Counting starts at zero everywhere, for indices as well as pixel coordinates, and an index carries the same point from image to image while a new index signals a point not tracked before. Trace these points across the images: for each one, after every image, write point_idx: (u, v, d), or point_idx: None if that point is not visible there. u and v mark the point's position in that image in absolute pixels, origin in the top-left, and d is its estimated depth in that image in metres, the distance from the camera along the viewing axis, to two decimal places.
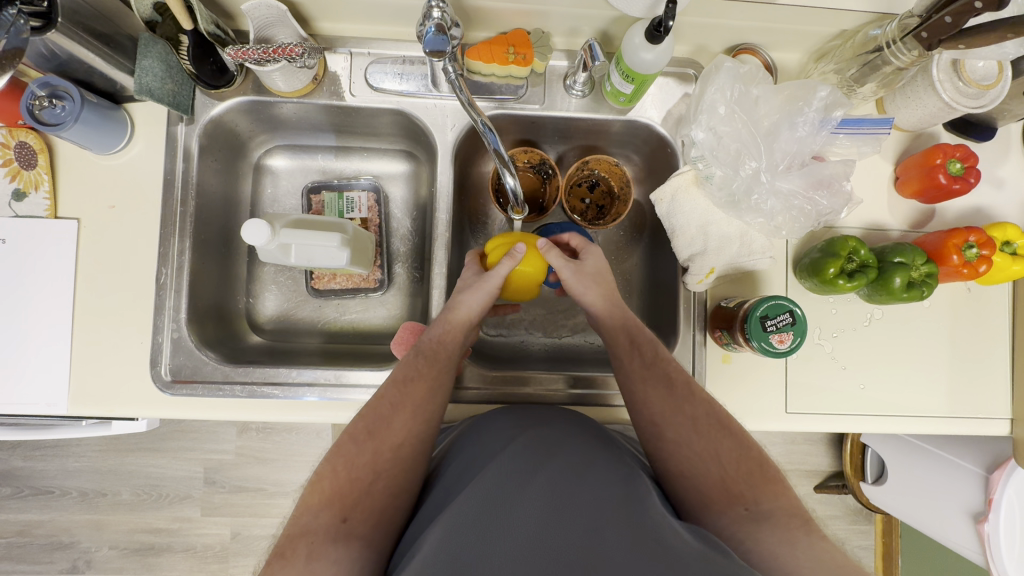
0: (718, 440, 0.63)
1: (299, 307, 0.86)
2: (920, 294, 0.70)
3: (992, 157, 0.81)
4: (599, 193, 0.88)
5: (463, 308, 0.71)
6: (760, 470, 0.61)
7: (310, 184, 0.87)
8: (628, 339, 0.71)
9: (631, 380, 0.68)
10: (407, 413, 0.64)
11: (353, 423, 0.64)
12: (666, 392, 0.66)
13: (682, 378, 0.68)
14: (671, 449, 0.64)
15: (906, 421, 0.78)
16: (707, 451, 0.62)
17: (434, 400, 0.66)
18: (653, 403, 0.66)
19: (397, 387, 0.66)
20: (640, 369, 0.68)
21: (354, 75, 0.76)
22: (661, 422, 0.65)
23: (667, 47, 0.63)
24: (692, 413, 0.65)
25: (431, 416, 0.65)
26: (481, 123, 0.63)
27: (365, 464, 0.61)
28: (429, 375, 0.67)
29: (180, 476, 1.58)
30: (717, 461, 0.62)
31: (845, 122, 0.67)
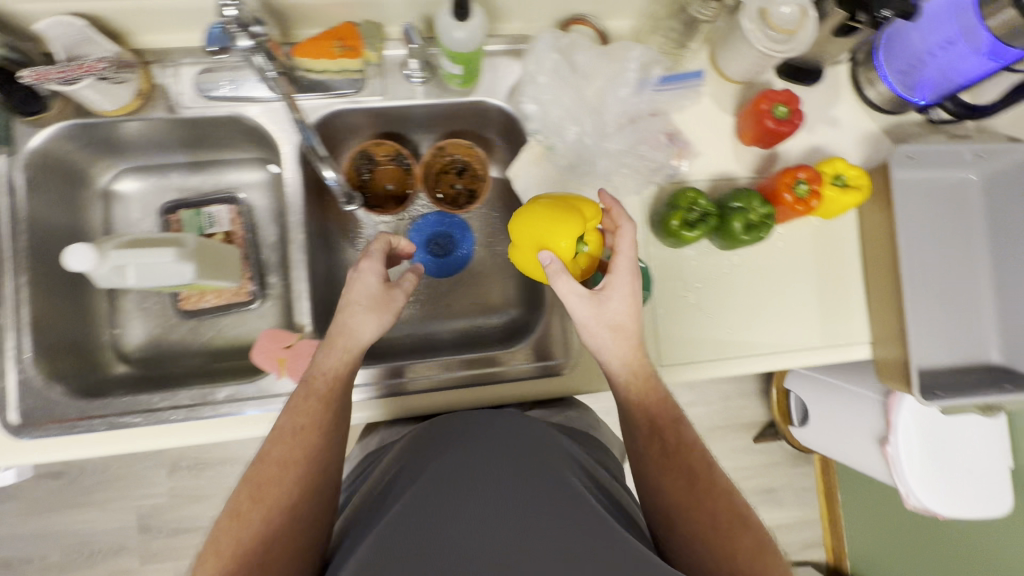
0: (737, 537, 0.57)
1: (170, 330, 0.83)
2: (761, 235, 0.72)
3: (824, 98, 0.86)
4: (468, 176, 0.87)
5: (359, 325, 0.67)
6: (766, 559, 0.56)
7: (165, 204, 0.84)
8: (648, 420, 0.65)
9: (647, 466, 0.63)
10: (297, 466, 0.59)
11: (240, 492, 0.59)
12: (688, 489, 0.61)
13: (710, 472, 0.62)
14: (683, 535, 0.58)
15: (778, 358, 0.81)
16: (721, 546, 0.57)
17: (326, 441, 0.62)
18: (669, 493, 0.61)
19: (286, 439, 0.61)
20: (659, 458, 0.63)
21: (183, 86, 0.74)
22: (676, 516, 0.59)
23: (478, 24, 0.64)
24: (710, 508, 0.59)
25: (326, 456, 0.62)
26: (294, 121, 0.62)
27: (254, 536, 0.55)
28: (319, 417, 0.62)
29: (110, 528, 1.51)
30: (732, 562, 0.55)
31: (664, 79, 0.69)
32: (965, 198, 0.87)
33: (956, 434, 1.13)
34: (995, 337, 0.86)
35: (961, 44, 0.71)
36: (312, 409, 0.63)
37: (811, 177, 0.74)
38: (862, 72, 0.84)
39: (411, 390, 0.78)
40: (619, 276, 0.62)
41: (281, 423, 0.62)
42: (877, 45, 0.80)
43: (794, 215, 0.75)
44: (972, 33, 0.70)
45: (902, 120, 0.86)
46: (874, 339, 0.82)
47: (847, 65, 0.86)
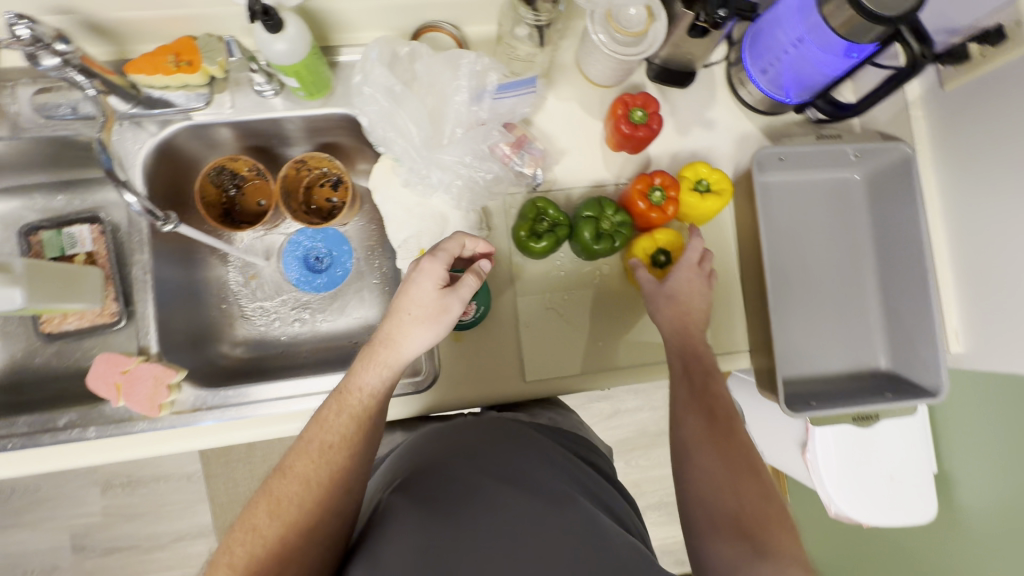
0: (740, 469, 0.60)
1: (33, 354, 0.82)
2: (613, 245, 0.70)
3: (700, 100, 0.83)
4: (342, 189, 0.86)
5: (403, 341, 0.62)
6: (761, 480, 0.60)
7: (28, 224, 0.83)
8: (683, 363, 0.69)
9: (675, 405, 0.67)
10: (319, 484, 0.57)
11: (259, 500, 0.57)
12: (707, 425, 0.64)
13: (729, 415, 0.65)
14: (690, 471, 0.61)
15: (655, 369, 0.77)
16: (729, 489, 0.59)
17: (357, 460, 0.59)
18: (688, 428, 0.64)
19: (309, 453, 0.59)
20: (687, 398, 0.66)
21: (21, 107, 0.72)
22: (692, 447, 0.63)
23: (297, 36, 0.63)
24: (729, 452, 0.61)
25: (353, 472, 0.59)
26: (96, 142, 0.61)
27: (271, 549, 0.54)
28: (347, 433, 0.60)
29: (44, 547, 1.50)
30: (736, 498, 0.58)
31: (502, 88, 0.67)
32: (847, 200, 0.84)
33: (874, 438, 1.09)
34: (881, 343, 0.83)
35: (810, 42, 0.69)
36: (341, 424, 0.60)
37: (667, 184, 0.72)
38: (734, 73, 0.81)
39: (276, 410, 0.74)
40: (676, 271, 0.71)
41: (309, 433, 0.60)
42: (744, 45, 0.78)
43: (651, 222, 0.73)
44: (818, 32, 0.67)
45: (781, 120, 0.83)
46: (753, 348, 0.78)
47: (723, 66, 0.83)
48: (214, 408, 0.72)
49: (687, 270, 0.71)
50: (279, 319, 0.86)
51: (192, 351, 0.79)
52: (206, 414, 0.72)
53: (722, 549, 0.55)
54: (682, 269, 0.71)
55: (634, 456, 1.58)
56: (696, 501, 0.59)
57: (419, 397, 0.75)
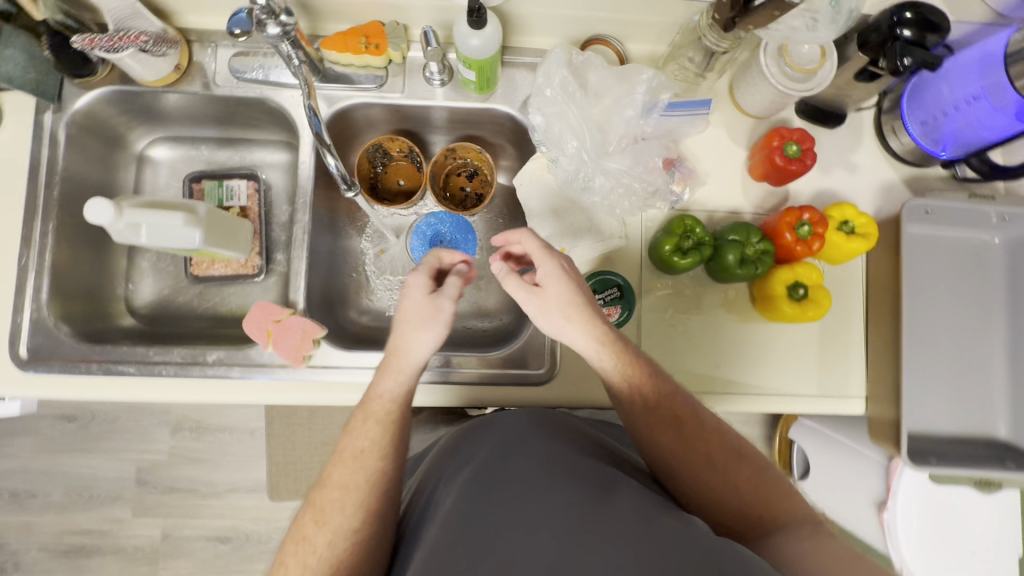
0: (758, 493, 0.59)
1: (178, 292, 0.88)
2: (755, 271, 0.72)
3: (846, 143, 0.84)
4: (478, 180, 0.89)
5: (409, 347, 0.64)
6: (781, 490, 0.60)
7: (192, 172, 0.89)
8: (641, 397, 0.61)
9: (641, 432, 0.62)
10: (359, 487, 0.61)
11: (309, 506, 0.61)
12: (682, 438, 0.61)
13: (694, 412, 0.62)
14: (693, 489, 0.60)
15: (768, 400, 0.78)
16: (725, 483, 0.60)
17: (389, 463, 0.63)
18: (671, 453, 0.61)
19: (344, 462, 0.62)
20: (648, 422, 0.61)
21: (219, 66, 0.79)
22: (680, 469, 0.61)
23: (492, 34, 0.67)
24: (708, 453, 0.61)
25: (390, 473, 0.62)
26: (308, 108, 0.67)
27: (328, 549, 0.58)
28: (377, 439, 0.63)
29: (112, 477, 1.58)
30: (738, 495, 0.59)
31: (673, 105, 0.69)
32: (985, 264, 0.83)
33: (959, 508, 1.07)
34: (1003, 411, 0.81)
35: (986, 101, 0.68)
36: (369, 431, 0.63)
37: (815, 220, 0.72)
38: (886, 120, 0.82)
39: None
40: (545, 262, 0.62)
41: (342, 445, 0.63)
42: (903, 94, 0.79)
43: (793, 254, 0.74)
44: (998, 91, 0.68)
45: (926, 173, 0.83)
46: (869, 396, 0.79)
47: (874, 112, 0.84)
48: (347, 368, 0.76)
49: (554, 258, 0.62)
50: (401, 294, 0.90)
51: (326, 312, 0.84)
52: (339, 371, 0.75)
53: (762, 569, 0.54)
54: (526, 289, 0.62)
55: None
56: (709, 509, 0.59)
57: (534, 389, 0.78)
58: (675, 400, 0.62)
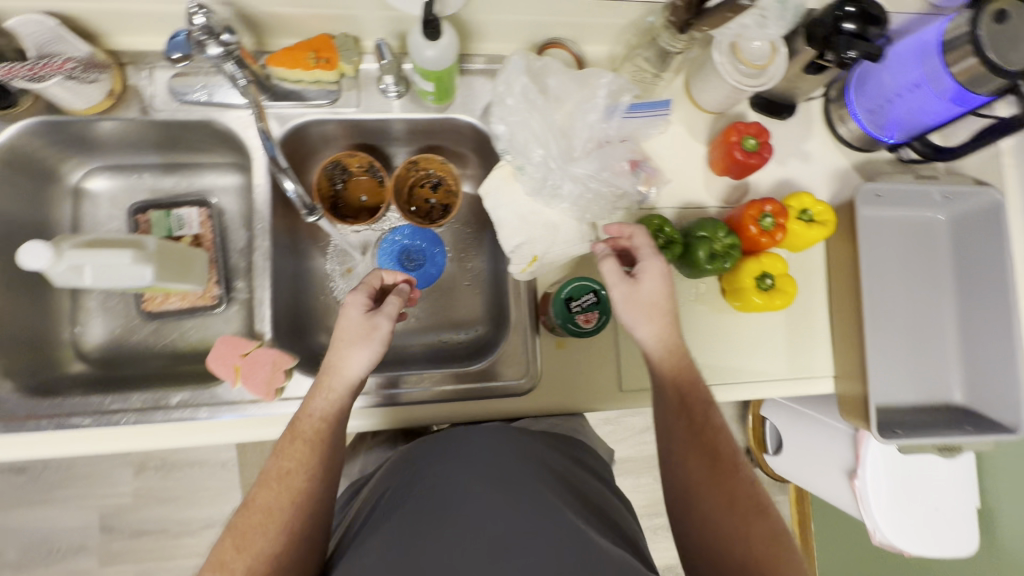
0: (766, 556, 0.56)
1: (131, 331, 0.82)
2: (724, 265, 0.73)
3: (798, 133, 0.86)
4: (442, 192, 0.87)
5: (345, 366, 0.64)
6: (790, 565, 0.56)
7: (136, 203, 0.84)
8: (678, 398, 0.65)
9: (672, 442, 0.65)
10: (281, 511, 0.58)
11: (228, 533, 0.58)
12: (709, 466, 0.62)
13: (733, 452, 0.63)
14: (697, 514, 0.61)
15: (743, 387, 0.80)
16: (736, 525, 0.59)
17: (316, 485, 0.61)
18: (691, 472, 0.62)
19: (269, 484, 0.60)
20: (686, 434, 0.64)
21: (157, 89, 0.74)
22: (694, 493, 0.62)
23: (448, 43, 0.65)
24: (733, 491, 0.61)
25: (316, 495, 0.60)
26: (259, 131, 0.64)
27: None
28: (305, 460, 0.61)
29: (72, 526, 1.48)
30: (744, 541, 0.58)
31: (634, 108, 0.70)
32: (932, 238, 0.87)
33: (922, 470, 1.13)
34: (957, 378, 0.86)
35: (926, 88, 0.72)
36: (296, 452, 0.61)
37: (777, 211, 0.74)
38: (834, 109, 0.85)
39: (382, 405, 0.75)
40: (646, 261, 0.66)
41: (268, 467, 0.61)
42: (849, 83, 0.82)
43: (759, 245, 0.75)
44: (936, 78, 0.70)
45: (873, 157, 0.87)
46: (837, 374, 0.82)
47: (822, 102, 0.87)
48: None
49: (657, 259, 0.66)
50: None
51: (295, 339, 0.80)
52: None
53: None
54: (648, 279, 0.65)
55: None
56: (711, 544, 0.59)
57: (516, 399, 0.77)
58: (718, 435, 0.64)
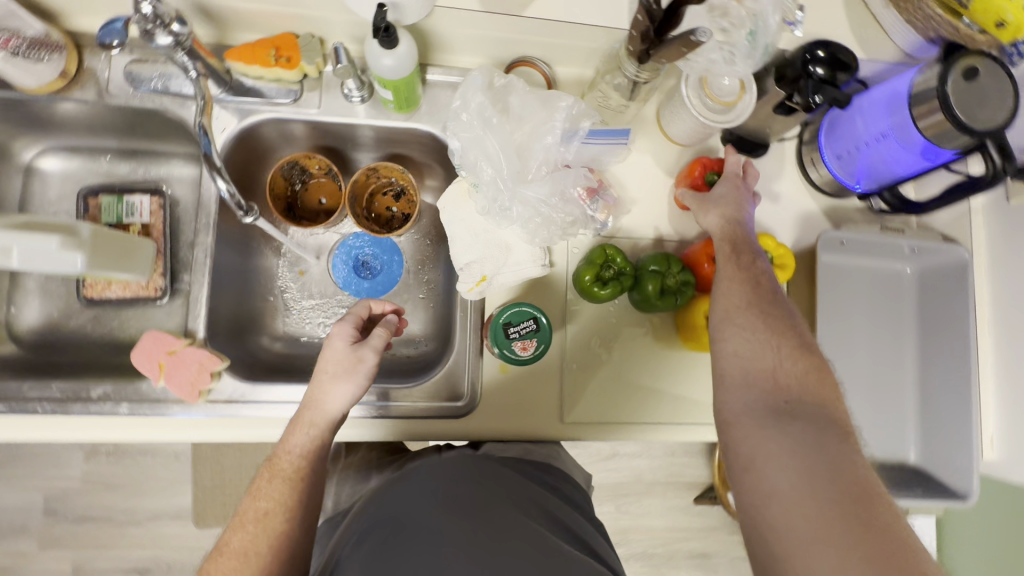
0: (793, 372, 0.56)
1: (69, 316, 0.80)
2: (674, 302, 0.71)
3: (768, 173, 0.85)
4: (405, 202, 0.86)
5: (325, 403, 0.62)
6: (822, 379, 0.56)
7: (88, 186, 0.82)
8: (728, 248, 0.65)
9: (718, 279, 0.63)
10: (259, 554, 0.56)
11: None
12: (751, 293, 0.61)
13: (773, 284, 0.62)
14: (730, 341, 0.59)
15: (692, 429, 0.77)
16: (773, 344, 0.58)
17: (296, 524, 0.58)
18: (733, 297, 0.61)
19: (244, 526, 0.57)
20: (733, 272, 0.63)
21: (114, 74, 0.73)
22: (730, 318, 0.60)
23: (405, 52, 0.64)
24: (771, 314, 0.60)
25: (295, 536, 0.58)
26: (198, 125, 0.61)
27: None
28: (283, 499, 0.59)
29: (17, 505, 1.45)
30: (778, 362, 0.57)
31: (594, 133, 0.68)
32: (898, 291, 0.85)
33: None
34: (913, 438, 0.83)
35: (892, 138, 0.70)
36: (274, 491, 0.59)
37: None
38: (806, 152, 0.83)
39: None
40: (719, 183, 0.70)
41: (244, 508, 0.59)
42: (822, 127, 0.80)
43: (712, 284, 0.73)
44: (903, 129, 0.69)
45: (843, 204, 0.85)
46: None
47: (795, 144, 0.85)
48: (250, 403, 0.70)
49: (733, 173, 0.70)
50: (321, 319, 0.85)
51: (234, 340, 0.78)
52: (241, 407, 0.70)
53: (767, 441, 0.52)
54: (727, 180, 0.70)
55: (628, 502, 1.56)
56: (741, 370, 0.57)
57: (470, 420, 0.74)
58: (762, 268, 0.63)
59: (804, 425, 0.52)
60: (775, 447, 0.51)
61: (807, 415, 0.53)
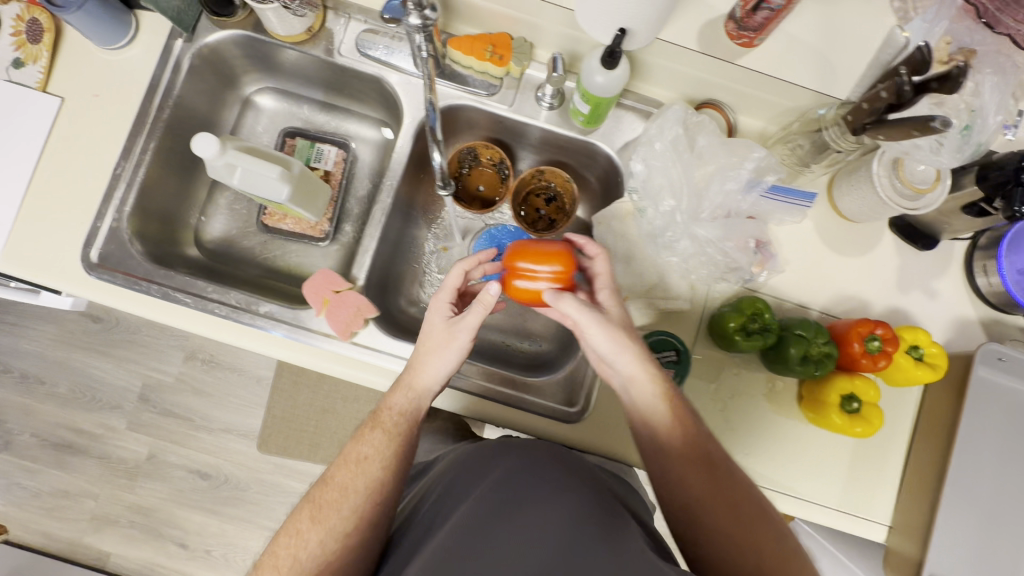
0: (775, 557, 0.57)
1: (245, 236, 0.90)
2: (813, 371, 0.71)
3: (930, 268, 0.82)
4: (554, 207, 0.89)
5: (418, 378, 0.66)
6: (779, 550, 0.57)
7: (289, 128, 0.92)
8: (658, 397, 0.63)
9: (651, 440, 0.63)
10: (359, 493, 0.62)
11: (309, 499, 0.63)
12: (698, 462, 0.61)
13: (713, 448, 0.62)
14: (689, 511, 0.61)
15: (790, 501, 0.77)
16: (730, 517, 0.59)
17: (390, 475, 0.64)
18: (681, 469, 0.61)
19: (347, 466, 0.64)
20: (672, 434, 0.62)
21: (347, 38, 0.81)
22: (687, 495, 0.61)
23: (620, 75, 0.67)
24: (721, 485, 0.60)
25: (388, 488, 0.63)
26: (427, 101, 0.65)
27: (314, 552, 0.59)
28: (382, 449, 0.65)
29: (117, 385, 1.60)
30: (737, 541, 0.57)
31: (775, 189, 0.69)
32: None
33: None
34: None
35: None
36: (374, 439, 0.65)
37: (888, 337, 0.71)
38: (978, 257, 0.80)
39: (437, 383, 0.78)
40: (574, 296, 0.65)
41: (347, 451, 0.65)
42: (1005, 237, 0.77)
43: (856, 365, 0.73)
44: None
45: (1005, 320, 0.81)
46: (893, 526, 0.77)
47: (966, 246, 0.82)
48: (388, 354, 0.76)
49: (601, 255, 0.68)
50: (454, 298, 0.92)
51: (380, 295, 0.84)
52: (382, 356, 0.76)
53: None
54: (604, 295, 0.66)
55: None
56: (705, 544, 0.59)
57: (527, 412, 0.78)
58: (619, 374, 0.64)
59: None
60: None
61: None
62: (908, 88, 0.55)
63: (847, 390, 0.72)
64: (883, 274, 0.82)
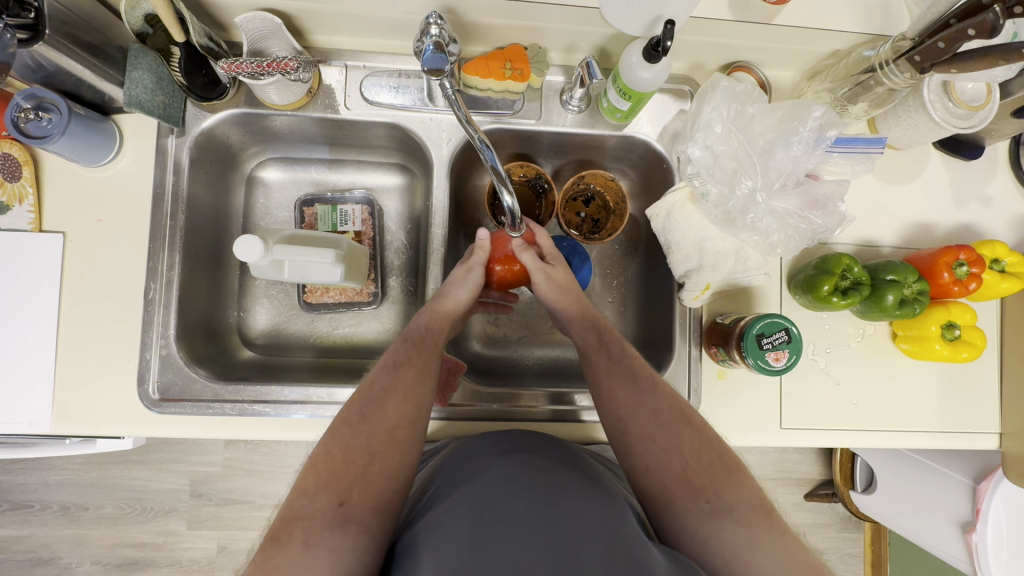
0: (701, 467, 0.60)
1: (291, 320, 0.85)
2: (914, 311, 0.72)
3: (980, 175, 0.82)
4: (595, 208, 0.86)
5: (449, 301, 0.70)
6: (726, 469, 0.60)
7: (303, 196, 0.86)
8: (597, 337, 0.68)
9: (598, 378, 0.66)
10: (399, 396, 0.62)
11: (346, 408, 0.62)
12: (631, 386, 0.64)
13: (649, 372, 0.66)
14: (634, 433, 0.62)
15: (902, 434, 0.78)
16: (667, 436, 0.61)
17: (425, 377, 0.64)
18: (619, 400, 0.64)
19: (384, 370, 0.64)
20: (606, 367, 0.66)
21: (349, 88, 0.75)
22: (628, 419, 0.63)
23: (665, 66, 0.63)
24: (654, 406, 0.63)
25: (423, 389, 0.63)
26: (478, 139, 0.58)
27: (361, 447, 0.58)
28: (417, 357, 0.65)
29: (165, 489, 1.53)
30: (681, 455, 0.60)
31: (840, 141, 0.67)
32: None
33: None
34: None
35: None
36: (405, 348, 0.65)
37: (973, 259, 0.72)
38: None
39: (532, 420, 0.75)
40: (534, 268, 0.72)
41: (384, 361, 0.65)
42: None
43: (947, 293, 0.74)
44: None
45: None
46: (1004, 432, 0.78)
47: (1011, 144, 0.82)
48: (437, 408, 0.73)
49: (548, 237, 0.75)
50: (516, 327, 0.90)
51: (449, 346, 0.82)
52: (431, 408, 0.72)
53: (709, 535, 0.57)
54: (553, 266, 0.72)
55: None
56: (651, 463, 0.61)
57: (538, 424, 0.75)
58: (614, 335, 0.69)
59: (727, 518, 0.57)
60: (733, 540, 0.55)
61: (719, 497, 0.58)
62: (1001, 25, 0.51)
63: (942, 317, 0.74)
64: (940, 194, 0.81)
